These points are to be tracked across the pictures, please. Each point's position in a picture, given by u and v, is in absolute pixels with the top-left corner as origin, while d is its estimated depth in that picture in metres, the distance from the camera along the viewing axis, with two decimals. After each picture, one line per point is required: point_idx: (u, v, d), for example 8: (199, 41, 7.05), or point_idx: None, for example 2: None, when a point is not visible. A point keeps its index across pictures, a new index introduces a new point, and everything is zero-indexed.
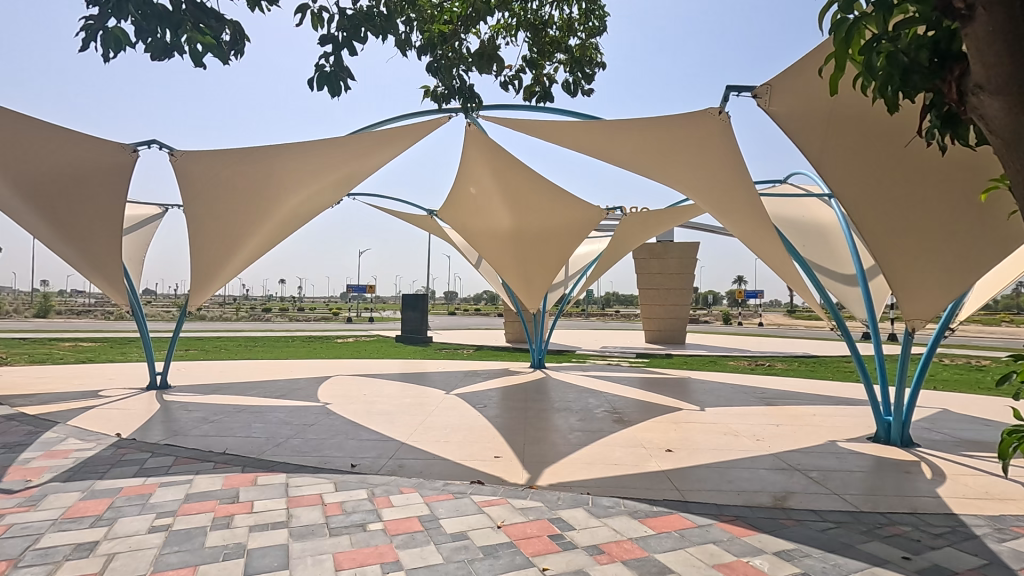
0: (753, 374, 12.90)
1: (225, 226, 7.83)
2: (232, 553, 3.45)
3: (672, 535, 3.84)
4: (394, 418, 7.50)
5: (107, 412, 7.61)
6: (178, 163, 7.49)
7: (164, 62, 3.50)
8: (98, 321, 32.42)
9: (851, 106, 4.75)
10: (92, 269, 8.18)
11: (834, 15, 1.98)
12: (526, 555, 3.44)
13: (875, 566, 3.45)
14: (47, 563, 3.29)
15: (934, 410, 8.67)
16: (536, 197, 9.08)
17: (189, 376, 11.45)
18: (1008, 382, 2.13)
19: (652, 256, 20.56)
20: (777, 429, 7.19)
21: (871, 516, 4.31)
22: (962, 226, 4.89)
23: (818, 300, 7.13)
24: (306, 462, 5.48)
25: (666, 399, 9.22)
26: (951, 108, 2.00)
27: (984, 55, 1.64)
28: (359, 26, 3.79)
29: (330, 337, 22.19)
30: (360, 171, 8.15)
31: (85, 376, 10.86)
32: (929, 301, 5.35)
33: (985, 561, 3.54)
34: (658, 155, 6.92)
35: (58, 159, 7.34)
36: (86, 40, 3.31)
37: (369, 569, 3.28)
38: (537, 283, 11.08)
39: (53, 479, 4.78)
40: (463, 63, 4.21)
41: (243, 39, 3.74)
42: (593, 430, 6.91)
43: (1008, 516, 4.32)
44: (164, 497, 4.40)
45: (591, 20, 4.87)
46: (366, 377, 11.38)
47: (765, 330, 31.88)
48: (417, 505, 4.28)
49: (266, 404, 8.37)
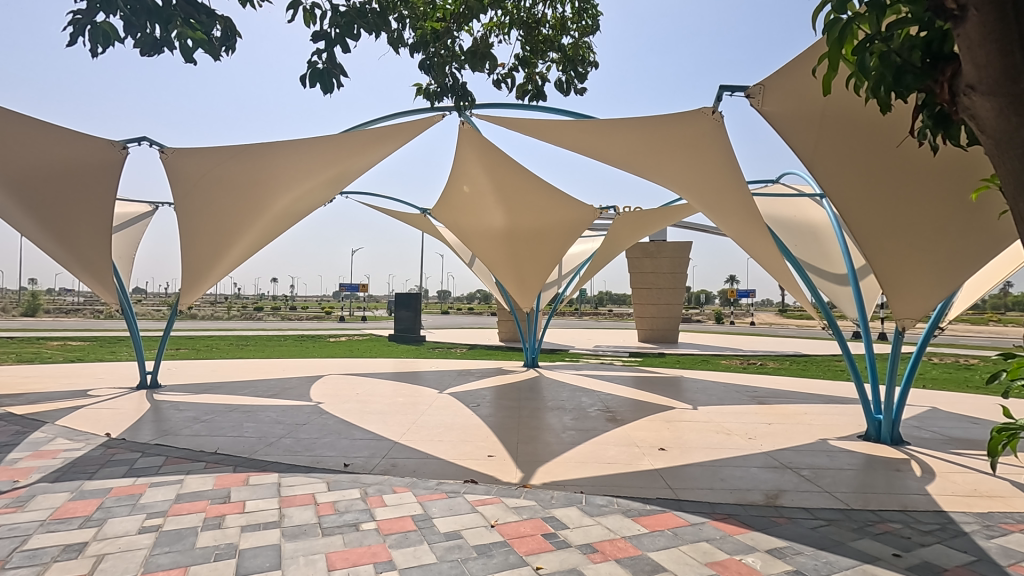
0: (744, 373, 12.88)
1: (215, 223, 7.82)
2: (224, 553, 3.42)
3: (665, 534, 3.85)
4: (386, 418, 7.42)
5: (94, 412, 7.51)
6: (167, 160, 7.35)
7: (155, 58, 3.41)
8: (84, 321, 31.15)
9: (845, 106, 4.75)
10: (80, 266, 8.14)
11: (828, 14, 1.97)
12: (520, 555, 3.44)
13: (867, 564, 3.46)
14: (35, 564, 3.25)
15: (923, 409, 8.71)
16: (530, 197, 9.10)
17: (181, 375, 11.31)
18: (999, 380, 2.11)
19: (646, 256, 20.49)
20: (769, 428, 7.22)
21: (862, 514, 4.35)
22: (949, 224, 4.97)
23: (811, 298, 7.09)
24: (298, 462, 5.44)
25: (660, 399, 9.15)
26: (942, 107, 2.02)
27: (975, 56, 1.65)
28: (351, 23, 3.75)
29: (323, 337, 21.96)
30: (354, 168, 8.10)
31: (74, 376, 10.70)
32: (919, 301, 5.42)
33: (973, 558, 3.58)
34: (651, 154, 6.91)
35: (42, 154, 7.17)
36: (74, 35, 3.24)
37: (361, 569, 3.26)
38: (531, 282, 11.12)
39: (43, 479, 4.74)
40: (455, 60, 4.15)
41: (234, 35, 3.70)
42: (586, 430, 6.90)
43: (996, 513, 4.38)
44: (156, 497, 4.37)
45: (584, 18, 4.84)
46: (358, 377, 11.26)
47: (759, 330, 31.35)
48: (409, 505, 4.27)
49: (256, 404, 8.29)
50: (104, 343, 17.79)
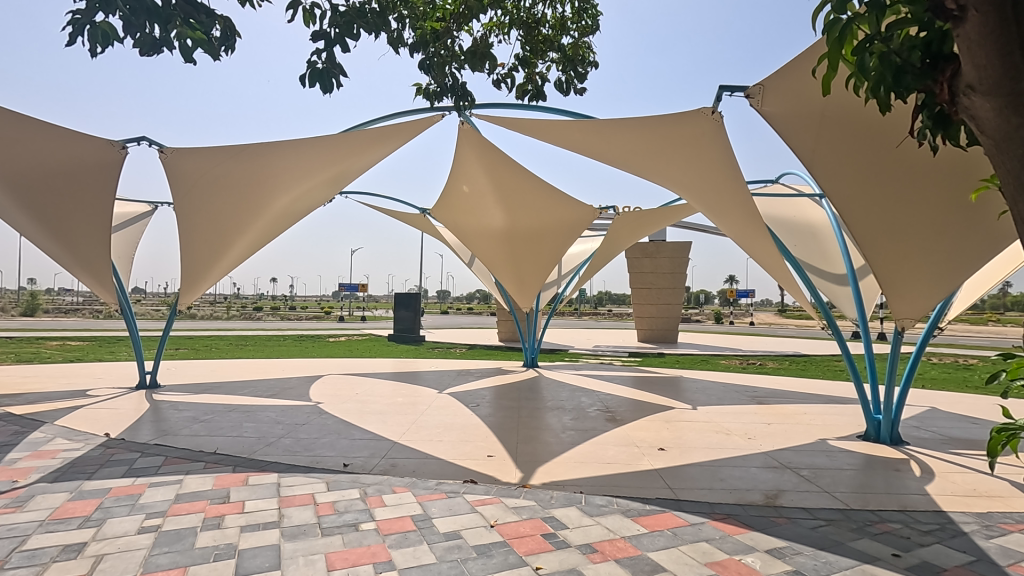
0: (744, 373, 12.89)
1: (214, 223, 7.81)
2: (223, 553, 3.42)
3: (664, 534, 3.85)
4: (385, 418, 7.42)
5: (93, 412, 7.51)
6: (167, 160, 7.34)
7: (154, 57, 3.41)
8: (84, 321, 31.05)
9: (844, 106, 4.74)
10: (80, 266, 8.13)
11: (828, 15, 1.97)
12: (520, 555, 3.44)
13: (866, 564, 3.46)
14: (34, 565, 3.24)
15: (922, 409, 8.72)
16: (529, 197, 9.10)
17: (180, 375, 11.30)
18: (998, 380, 2.11)
19: (645, 256, 20.49)
20: (768, 428, 7.23)
21: (861, 513, 4.35)
22: (948, 224, 4.97)
23: (810, 298, 7.09)
24: (297, 463, 5.44)
25: (659, 399, 9.16)
26: (941, 107, 2.02)
27: (975, 56, 1.65)
28: (351, 23, 3.75)
29: (323, 337, 21.94)
30: (353, 168, 8.10)
31: (73, 376, 10.69)
32: (919, 301, 5.43)
33: (973, 558, 3.58)
34: (650, 155, 6.92)
35: (41, 153, 7.16)
36: (73, 35, 3.24)
37: (360, 569, 3.26)
38: (530, 282, 11.13)
39: (42, 480, 4.73)
40: (455, 60, 4.15)
41: (234, 35, 3.70)
42: (585, 430, 6.90)
43: (995, 513, 4.38)
44: (155, 497, 4.36)
45: (584, 18, 4.84)
46: (357, 377, 11.25)
47: (759, 330, 31.36)
48: (408, 505, 4.27)
49: (255, 404, 8.28)
50: (103, 343, 17.75)
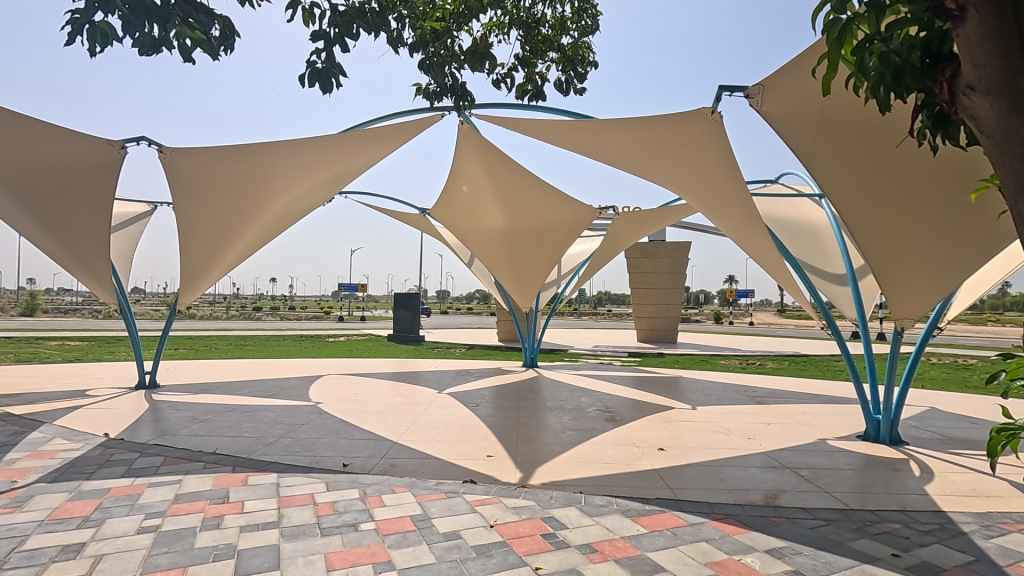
0: (743, 373, 12.89)
1: (214, 222, 7.80)
2: (223, 553, 3.42)
3: (664, 534, 3.85)
4: (385, 418, 7.42)
5: (93, 412, 7.50)
6: (166, 160, 7.34)
7: (153, 57, 3.41)
8: (84, 321, 31.03)
9: (844, 106, 4.74)
10: (79, 266, 8.13)
11: (827, 14, 1.96)
12: (519, 555, 3.43)
13: (866, 564, 3.46)
14: (33, 565, 3.24)
15: (922, 409, 8.72)
16: (529, 197, 9.11)
17: (179, 375, 11.29)
18: (998, 380, 2.11)
19: (645, 256, 20.48)
20: (768, 428, 7.23)
21: (861, 513, 4.35)
22: (948, 224, 4.97)
23: (810, 298, 7.09)
24: (297, 463, 5.44)
25: (659, 399, 9.15)
26: (941, 107, 2.02)
27: (975, 56, 1.65)
28: (351, 22, 3.74)
29: (323, 337, 21.93)
30: (353, 168, 8.10)
31: (72, 376, 10.69)
32: (919, 301, 5.43)
33: (972, 558, 3.58)
34: (650, 155, 6.92)
35: (40, 153, 7.16)
36: (72, 34, 3.24)
37: (360, 569, 3.26)
38: (530, 282, 11.13)
39: (41, 480, 4.73)
40: (455, 60, 4.15)
41: (233, 35, 3.70)
42: (585, 430, 6.90)
43: (994, 513, 4.39)
44: (154, 497, 4.36)
45: (584, 18, 4.84)
46: (357, 377, 11.25)
47: (758, 330, 31.37)
48: (408, 505, 4.27)
49: (255, 404, 8.27)
50: (102, 343, 17.73)
